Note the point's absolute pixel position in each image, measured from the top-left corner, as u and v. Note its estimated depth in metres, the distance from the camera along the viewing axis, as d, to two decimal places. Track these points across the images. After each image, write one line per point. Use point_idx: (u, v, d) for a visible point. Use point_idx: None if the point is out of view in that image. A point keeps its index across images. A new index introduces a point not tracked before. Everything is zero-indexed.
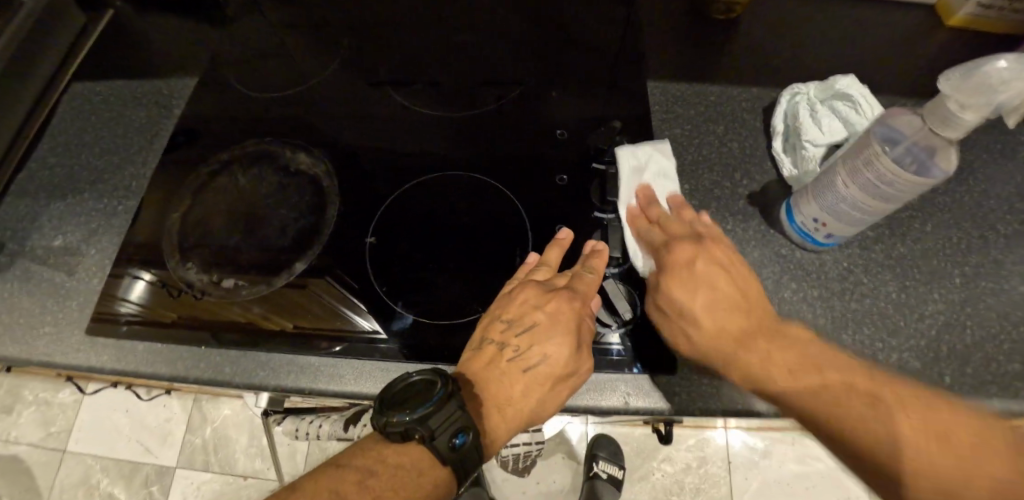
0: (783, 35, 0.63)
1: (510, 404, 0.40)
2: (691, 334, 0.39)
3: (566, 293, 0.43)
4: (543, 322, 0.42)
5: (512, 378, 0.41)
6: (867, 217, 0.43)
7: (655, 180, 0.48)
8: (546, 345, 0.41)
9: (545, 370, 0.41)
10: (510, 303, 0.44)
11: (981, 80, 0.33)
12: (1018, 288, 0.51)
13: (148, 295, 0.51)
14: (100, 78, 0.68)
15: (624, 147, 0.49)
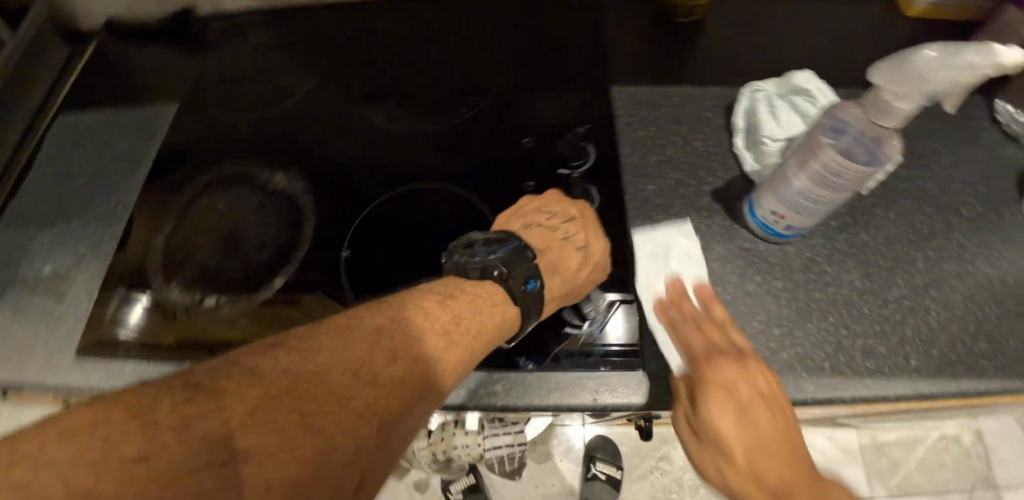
0: (744, 34, 0.64)
1: (568, 272, 0.43)
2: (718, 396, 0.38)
3: (590, 212, 0.49)
4: (579, 221, 0.48)
5: (566, 253, 0.44)
6: (821, 208, 0.44)
7: (677, 264, 0.48)
8: (584, 245, 0.46)
9: (593, 254, 0.46)
10: (542, 213, 0.48)
11: (909, 71, 0.34)
12: (980, 269, 0.53)
13: (142, 315, 0.52)
14: (85, 108, 0.70)
15: (641, 231, 0.49)
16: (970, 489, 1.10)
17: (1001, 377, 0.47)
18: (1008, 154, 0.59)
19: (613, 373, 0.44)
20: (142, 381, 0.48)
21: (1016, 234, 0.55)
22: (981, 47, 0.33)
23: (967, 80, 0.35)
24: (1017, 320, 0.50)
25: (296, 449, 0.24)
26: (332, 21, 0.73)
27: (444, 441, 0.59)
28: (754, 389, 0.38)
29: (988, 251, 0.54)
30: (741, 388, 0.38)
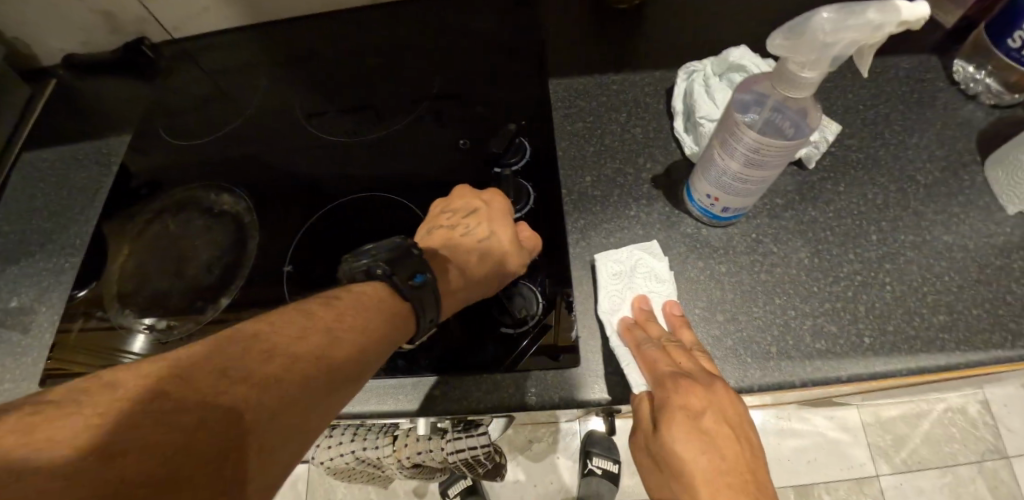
0: (686, 15, 0.63)
1: (467, 268, 0.44)
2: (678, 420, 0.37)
3: (495, 199, 0.48)
4: (484, 211, 0.47)
5: (465, 248, 0.45)
6: (752, 188, 0.43)
7: (645, 283, 0.46)
8: (484, 236, 0.45)
9: (493, 243, 0.45)
10: (446, 216, 0.48)
11: (808, 37, 0.32)
12: (940, 237, 0.51)
13: (148, 339, 0.53)
14: (47, 144, 0.72)
15: (603, 254, 0.47)
16: (981, 460, 1.06)
17: (961, 349, 0.45)
18: (965, 115, 0.57)
19: (543, 371, 0.44)
20: None
21: (976, 198, 0.53)
22: (882, 3, 0.32)
23: (871, 40, 0.33)
24: (978, 287, 0.48)
25: (167, 446, 0.24)
26: (280, 40, 0.74)
27: (407, 448, 0.58)
28: (721, 417, 0.37)
29: (947, 217, 0.52)
30: (705, 419, 0.37)
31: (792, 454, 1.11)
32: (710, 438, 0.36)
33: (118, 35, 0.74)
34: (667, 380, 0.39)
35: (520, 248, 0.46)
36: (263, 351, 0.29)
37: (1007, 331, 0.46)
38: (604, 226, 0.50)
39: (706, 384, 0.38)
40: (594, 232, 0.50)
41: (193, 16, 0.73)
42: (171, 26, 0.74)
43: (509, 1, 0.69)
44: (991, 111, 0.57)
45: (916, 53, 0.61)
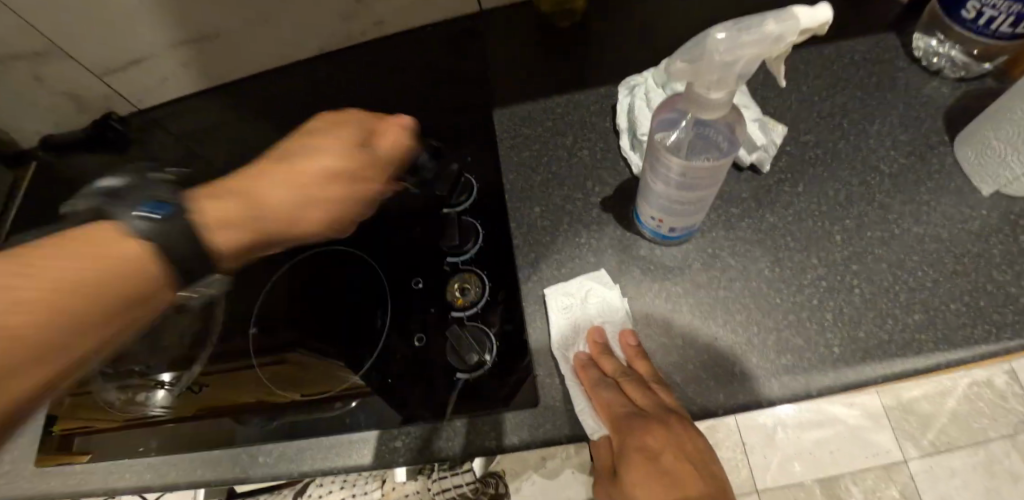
0: (628, 25, 0.62)
1: (271, 195, 0.36)
2: (638, 461, 0.39)
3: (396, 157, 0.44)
4: (328, 186, 0.39)
5: (280, 175, 0.37)
6: (692, 208, 0.41)
7: (599, 315, 0.45)
8: (340, 176, 0.39)
9: (317, 177, 0.38)
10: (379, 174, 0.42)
11: (707, 58, 0.31)
12: (910, 229, 0.48)
13: (167, 397, 0.55)
14: (31, 227, 0.75)
15: (551, 289, 0.46)
16: (1012, 434, 1.03)
17: (940, 349, 0.43)
18: (929, 94, 0.55)
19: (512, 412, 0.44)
20: (182, 467, 0.49)
21: (946, 182, 0.50)
22: (778, 14, 0.30)
23: (778, 49, 0.31)
24: (955, 280, 0.46)
25: None
26: (239, 99, 0.76)
27: (394, 491, 0.59)
28: (681, 454, 0.39)
29: (917, 207, 0.49)
30: (664, 457, 0.39)
31: (815, 447, 1.04)
32: (670, 476, 0.38)
33: (86, 112, 0.77)
34: (624, 423, 0.40)
35: (382, 173, 0.42)
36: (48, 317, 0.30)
37: (989, 324, 0.44)
38: (555, 258, 0.49)
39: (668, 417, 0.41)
40: (545, 264, 0.48)
41: (153, 86, 0.74)
42: (133, 98, 0.76)
43: (451, 33, 0.69)
44: (957, 86, 0.55)
45: (872, 33, 0.58)
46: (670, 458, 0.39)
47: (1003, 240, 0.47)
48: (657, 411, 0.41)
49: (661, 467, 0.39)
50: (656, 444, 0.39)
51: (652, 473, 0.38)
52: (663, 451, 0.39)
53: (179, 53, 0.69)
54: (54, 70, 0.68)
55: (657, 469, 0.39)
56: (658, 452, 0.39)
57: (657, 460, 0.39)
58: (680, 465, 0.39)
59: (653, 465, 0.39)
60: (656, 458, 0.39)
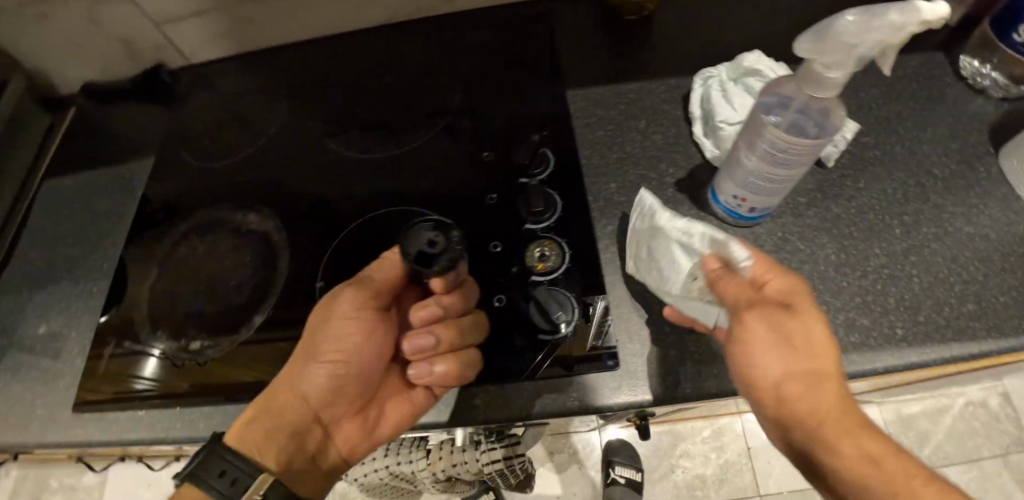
0: (697, 22, 0.65)
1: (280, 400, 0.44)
2: (760, 321, 0.37)
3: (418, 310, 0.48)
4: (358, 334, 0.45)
5: (322, 372, 0.45)
6: (779, 187, 0.44)
7: (676, 244, 0.45)
8: (366, 335, 0.46)
9: (319, 390, 0.45)
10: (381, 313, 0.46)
11: (833, 38, 0.34)
12: (962, 228, 0.51)
13: (156, 367, 0.54)
14: (69, 171, 0.73)
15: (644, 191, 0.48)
16: (1004, 454, 1.06)
17: (993, 337, 0.46)
18: (976, 109, 0.58)
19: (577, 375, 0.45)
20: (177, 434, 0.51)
21: (993, 188, 0.54)
22: (902, 6, 0.33)
23: (898, 37, 0.34)
24: (1005, 276, 0.49)
25: None
26: (295, 62, 0.76)
27: (443, 460, 0.58)
28: (796, 309, 0.37)
29: (968, 209, 0.52)
30: (783, 313, 0.37)
31: None
32: (783, 329, 0.37)
33: (137, 62, 0.76)
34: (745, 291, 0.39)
35: (306, 350, 0.46)
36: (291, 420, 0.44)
37: None
38: None
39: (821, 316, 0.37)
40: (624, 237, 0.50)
41: (210, 41, 0.74)
42: (188, 51, 0.75)
43: (519, 17, 0.71)
44: (1001, 104, 0.58)
45: (923, 50, 0.62)
46: (779, 311, 0.37)
47: None
48: (788, 290, 0.38)
49: (771, 318, 0.37)
50: (763, 302, 0.38)
51: (762, 315, 0.37)
52: (771, 305, 0.38)
53: (246, 9, 0.70)
54: (115, 13, 0.67)
55: (766, 317, 0.37)
56: (763, 308, 0.38)
57: (762, 313, 0.37)
58: (789, 312, 0.37)
59: (769, 318, 0.37)
60: (772, 312, 0.37)
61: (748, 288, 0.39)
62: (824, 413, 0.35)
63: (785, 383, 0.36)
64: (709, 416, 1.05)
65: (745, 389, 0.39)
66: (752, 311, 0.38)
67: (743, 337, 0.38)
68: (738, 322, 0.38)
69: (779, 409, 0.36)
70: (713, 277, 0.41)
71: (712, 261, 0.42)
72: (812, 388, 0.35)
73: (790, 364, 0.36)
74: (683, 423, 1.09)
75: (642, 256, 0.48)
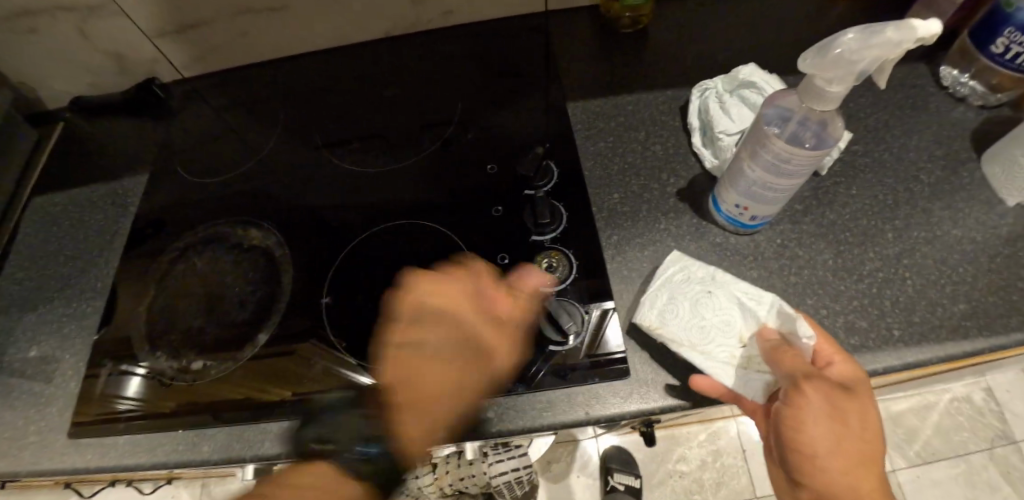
0: (690, 35, 0.67)
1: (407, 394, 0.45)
2: (817, 404, 0.40)
3: (520, 301, 0.47)
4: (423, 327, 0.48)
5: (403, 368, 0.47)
6: (780, 196, 0.45)
7: (710, 290, 0.47)
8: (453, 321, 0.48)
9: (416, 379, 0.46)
10: (467, 306, 0.48)
11: (837, 55, 0.35)
12: (951, 231, 0.53)
13: (141, 386, 0.53)
14: (58, 188, 0.72)
15: (678, 253, 0.49)
16: (990, 447, 1.09)
17: (984, 335, 0.48)
18: (957, 116, 0.61)
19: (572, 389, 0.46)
20: (163, 458, 0.50)
21: (977, 192, 0.56)
22: (898, 24, 0.35)
23: (894, 54, 0.36)
24: (992, 276, 0.51)
25: None
26: (291, 75, 0.76)
27: (450, 474, 0.61)
28: (849, 396, 0.40)
29: (955, 213, 0.55)
30: (839, 398, 0.40)
31: None
32: (838, 410, 0.40)
33: (128, 75, 0.75)
34: (808, 372, 0.41)
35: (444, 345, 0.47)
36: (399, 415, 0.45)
37: None
38: (636, 240, 0.52)
39: (872, 401, 0.41)
40: (628, 247, 0.52)
41: (204, 55, 0.74)
42: (181, 65, 0.75)
43: (515, 30, 0.72)
44: (980, 111, 0.61)
45: (906, 61, 0.65)
46: (842, 400, 0.40)
47: None
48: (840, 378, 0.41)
49: (834, 405, 0.40)
50: (824, 386, 0.40)
51: (823, 397, 0.40)
52: (829, 391, 0.40)
53: (241, 22, 0.69)
54: (107, 27, 0.67)
55: (824, 400, 0.40)
56: (828, 393, 0.40)
57: (821, 394, 0.40)
58: (844, 400, 0.40)
59: (830, 403, 0.40)
60: (831, 397, 0.40)
61: (807, 362, 0.42)
62: (862, 490, 0.38)
63: (832, 456, 0.38)
64: (705, 420, 1.07)
65: (782, 456, 0.41)
66: (811, 384, 0.40)
67: (801, 405, 0.40)
68: (797, 391, 0.40)
69: (822, 481, 0.39)
70: (770, 347, 0.43)
71: (770, 332, 0.44)
72: (857, 463, 0.39)
73: (843, 439, 0.39)
74: (680, 428, 1.10)
75: (684, 311, 0.46)
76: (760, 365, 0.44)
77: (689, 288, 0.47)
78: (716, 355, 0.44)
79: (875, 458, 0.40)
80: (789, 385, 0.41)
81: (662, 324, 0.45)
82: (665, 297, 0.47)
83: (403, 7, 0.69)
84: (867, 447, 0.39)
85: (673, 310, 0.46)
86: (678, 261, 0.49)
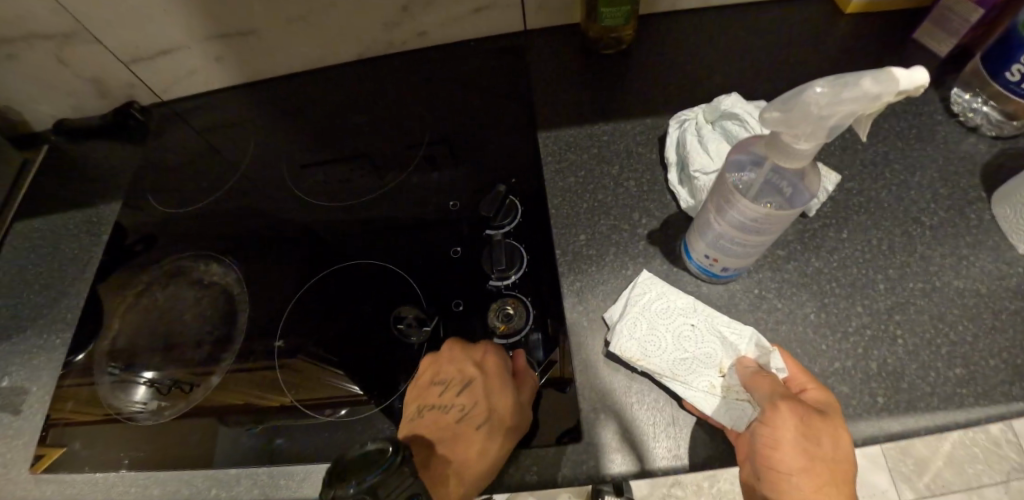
0: (675, 59, 0.63)
1: (460, 459, 0.42)
2: (791, 422, 0.38)
3: (490, 362, 0.44)
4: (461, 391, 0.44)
5: (462, 432, 0.44)
6: (751, 251, 0.41)
7: (687, 317, 0.46)
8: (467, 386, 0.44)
9: (464, 445, 0.43)
10: (435, 388, 0.45)
11: (803, 110, 0.31)
12: (951, 282, 0.49)
13: (147, 392, 0.54)
14: (38, 213, 0.72)
15: (646, 273, 0.48)
16: None
17: (980, 404, 0.43)
18: (967, 149, 0.56)
19: (544, 447, 0.43)
20: (162, 468, 0.50)
21: (984, 237, 0.51)
22: (876, 73, 0.30)
23: (872, 108, 0.31)
24: (995, 336, 0.46)
25: None
26: (268, 98, 0.74)
27: None
28: (827, 420, 0.39)
29: (957, 260, 0.50)
30: (814, 418, 0.38)
31: None
32: (812, 430, 0.38)
33: (107, 100, 0.74)
34: (782, 393, 0.39)
35: (446, 420, 0.44)
36: (457, 469, 0.42)
37: None
38: (600, 288, 0.49)
39: (847, 431, 0.39)
40: (592, 295, 0.49)
41: (181, 78, 0.72)
42: (159, 89, 0.74)
43: (492, 51, 0.69)
44: (993, 143, 0.56)
45: None
46: (818, 420, 0.38)
47: None
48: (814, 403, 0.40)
49: (807, 425, 0.38)
50: (799, 407, 0.38)
51: (797, 414, 0.38)
52: (803, 411, 0.38)
53: (214, 46, 0.68)
54: (79, 52, 0.66)
55: (799, 419, 0.38)
56: (801, 412, 0.38)
57: (795, 412, 0.38)
58: (820, 421, 0.38)
59: (804, 421, 0.38)
60: (805, 415, 0.38)
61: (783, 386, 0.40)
62: None
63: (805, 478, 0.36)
64: None
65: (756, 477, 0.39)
66: (787, 402, 0.38)
67: (774, 424, 0.38)
68: (772, 409, 0.38)
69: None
70: (749, 374, 0.42)
71: (749, 362, 0.43)
72: (827, 489, 0.36)
73: (814, 458, 0.37)
74: None
75: (667, 342, 0.44)
76: (740, 394, 0.42)
77: (671, 318, 0.46)
78: (698, 385, 0.43)
79: (848, 485, 0.37)
80: (763, 406, 0.39)
81: (645, 356, 0.44)
82: (645, 327, 0.45)
83: (377, 29, 0.67)
84: (843, 473, 0.37)
85: (655, 342, 0.44)
86: (647, 285, 0.47)
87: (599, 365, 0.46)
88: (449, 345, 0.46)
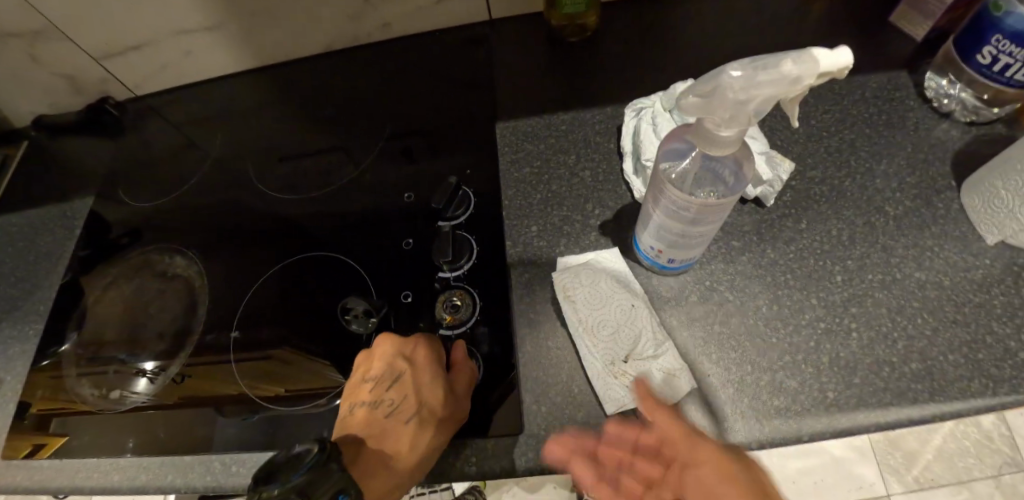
0: (640, 46, 0.61)
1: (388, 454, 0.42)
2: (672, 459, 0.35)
3: (423, 356, 0.45)
4: (393, 386, 0.44)
5: (390, 427, 0.43)
6: (693, 242, 0.40)
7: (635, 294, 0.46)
8: (398, 382, 0.44)
9: (392, 441, 0.43)
10: (367, 384, 0.45)
11: (721, 95, 0.30)
12: (913, 274, 0.47)
13: (146, 383, 0.55)
14: (17, 208, 0.73)
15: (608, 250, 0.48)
16: (996, 474, 0.96)
17: (935, 401, 0.42)
18: (939, 135, 0.54)
19: (488, 438, 0.44)
20: (156, 455, 0.51)
21: (951, 227, 0.49)
22: (798, 54, 0.29)
23: (795, 91, 0.30)
24: (955, 329, 0.45)
25: None
26: (239, 92, 0.75)
27: None
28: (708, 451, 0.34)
29: (920, 251, 0.48)
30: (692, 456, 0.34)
31: None
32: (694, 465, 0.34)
33: (82, 96, 0.75)
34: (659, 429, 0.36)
35: (376, 415, 0.44)
36: (385, 465, 0.42)
37: (986, 377, 0.43)
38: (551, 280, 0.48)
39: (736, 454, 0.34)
40: (542, 288, 0.48)
41: (153, 73, 0.72)
42: (131, 84, 0.74)
43: (458, 41, 0.68)
44: (968, 129, 0.54)
45: (885, 70, 0.58)
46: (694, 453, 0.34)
47: (1005, 291, 0.46)
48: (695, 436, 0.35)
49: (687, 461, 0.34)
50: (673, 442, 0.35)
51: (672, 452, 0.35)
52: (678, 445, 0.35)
53: (181, 41, 0.68)
54: (48, 49, 0.66)
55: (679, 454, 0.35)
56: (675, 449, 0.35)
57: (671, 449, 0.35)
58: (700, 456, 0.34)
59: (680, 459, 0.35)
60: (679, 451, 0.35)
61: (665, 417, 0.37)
62: None
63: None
64: None
65: None
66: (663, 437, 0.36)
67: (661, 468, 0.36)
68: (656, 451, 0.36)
69: None
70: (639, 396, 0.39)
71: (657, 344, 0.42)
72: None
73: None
74: None
75: (610, 304, 0.45)
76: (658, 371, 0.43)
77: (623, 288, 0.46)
78: (619, 346, 0.43)
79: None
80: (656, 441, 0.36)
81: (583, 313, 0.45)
82: (593, 285, 0.46)
83: (342, 21, 0.66)
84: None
85: (599, 301, 0.45)
86: (606, 258, 0.48)
87: (547, 359, 0.46)
88: (381, 339, 0.46)
